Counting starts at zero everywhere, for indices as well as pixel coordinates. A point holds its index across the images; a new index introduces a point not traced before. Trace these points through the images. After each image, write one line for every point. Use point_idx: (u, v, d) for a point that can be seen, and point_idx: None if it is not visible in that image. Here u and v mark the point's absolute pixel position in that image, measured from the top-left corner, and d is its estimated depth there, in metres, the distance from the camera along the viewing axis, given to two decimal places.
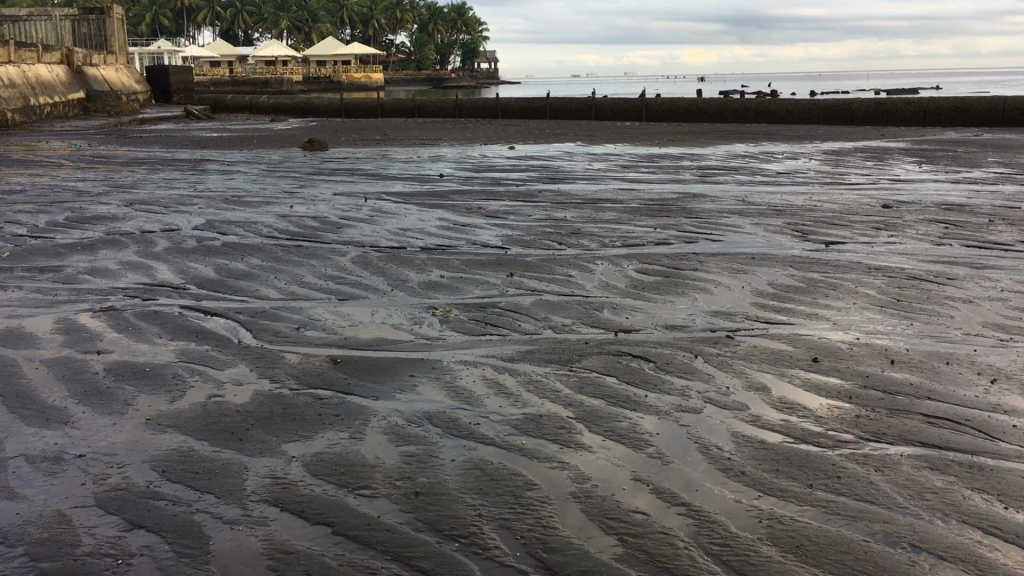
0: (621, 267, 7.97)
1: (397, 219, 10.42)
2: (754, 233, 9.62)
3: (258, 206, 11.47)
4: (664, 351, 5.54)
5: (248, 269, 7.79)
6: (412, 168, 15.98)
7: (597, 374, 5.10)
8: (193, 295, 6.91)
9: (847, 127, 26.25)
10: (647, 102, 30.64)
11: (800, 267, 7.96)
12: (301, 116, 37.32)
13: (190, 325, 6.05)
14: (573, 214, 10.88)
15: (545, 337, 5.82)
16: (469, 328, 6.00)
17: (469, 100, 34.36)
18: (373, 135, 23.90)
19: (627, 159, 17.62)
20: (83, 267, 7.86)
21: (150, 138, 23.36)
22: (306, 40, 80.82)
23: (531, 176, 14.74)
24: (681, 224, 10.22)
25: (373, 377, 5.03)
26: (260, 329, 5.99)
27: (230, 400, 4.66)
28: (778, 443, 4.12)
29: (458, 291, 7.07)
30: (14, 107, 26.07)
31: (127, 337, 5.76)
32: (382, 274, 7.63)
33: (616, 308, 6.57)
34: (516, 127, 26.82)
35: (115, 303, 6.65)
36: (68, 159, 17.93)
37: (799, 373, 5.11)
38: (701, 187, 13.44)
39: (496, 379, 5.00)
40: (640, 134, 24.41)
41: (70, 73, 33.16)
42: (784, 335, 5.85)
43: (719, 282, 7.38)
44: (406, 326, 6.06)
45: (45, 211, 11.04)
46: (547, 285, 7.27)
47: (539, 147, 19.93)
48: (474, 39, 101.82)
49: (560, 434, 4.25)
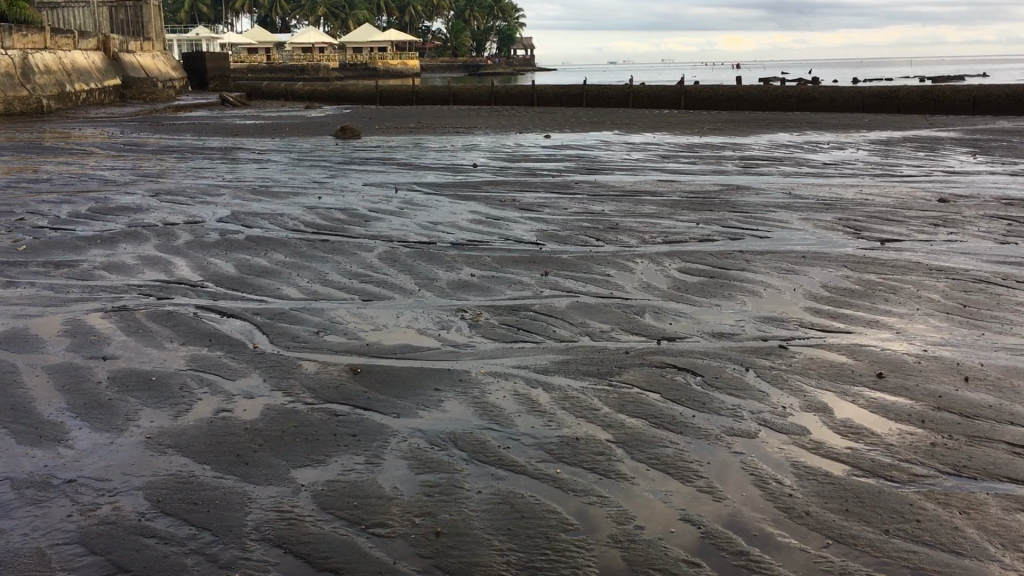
0: (663, 266, 7.50)
1: (428, 211, 10.03)
2: (804, 229, 9.10)
3: (284, 197, 11.13)
4: (712, 363, 5.07)
5: (270, 266, 7.43)
6: (445, 157, 15.57)
7: (639, 390, 4.65)
8: (210, 293, 6.55)
9: (893, 116, 25.44)
10: (686, 90, 30.02)
11: (855, 267, 7.45)
12: (335, 103, 37.04)
13: (203, 328, 5.69)
14: (611, 207, 10.41)
15: (582, 346, 5.38)
16: (499, 334, 5.58)
17: (505, 87, 33.89)
18: (407, 122, 23.59)
19: (667, 148, 17.11)
20: (99, 262, 7.55)
21: (183, 125, 23.19)
22: (343, 27, 80.76)
23: (567, 166, 14.26)
24: (726, 219, 9.73)
25: (394, 390, 4.62)
26: (277, 333, 5.62)
27: (238, 417, 4.27)
28: (845, 477, 3.67)
29: (487, 292, 6.65)
30: (49, 94, 25.92)
31: (136, 341, 5.41)
32: (409, 272, 7.24)
33: (658, 312, 6.11)
34: (554, 115, 26.28)
35: (128, 302, 6.32)
36: (99, 146, 17.75)
37: (862, 391, 4.62)
38: (745, 179, 12.89)
39: (528, 395, 4.57)
40: (679, 122, 23.81)
41: (106, 60, 33.08)
42: (844, 346, 5.36)
43: (768, 284, 6.88)
44: (432, 332, 5.65)
45: (69, 201, 10.78)
46: (584, 286, 6.83)
47: (576, 136, 19.41)
48: (510, 26, 100.92)
49: (599, 462, 3.81)
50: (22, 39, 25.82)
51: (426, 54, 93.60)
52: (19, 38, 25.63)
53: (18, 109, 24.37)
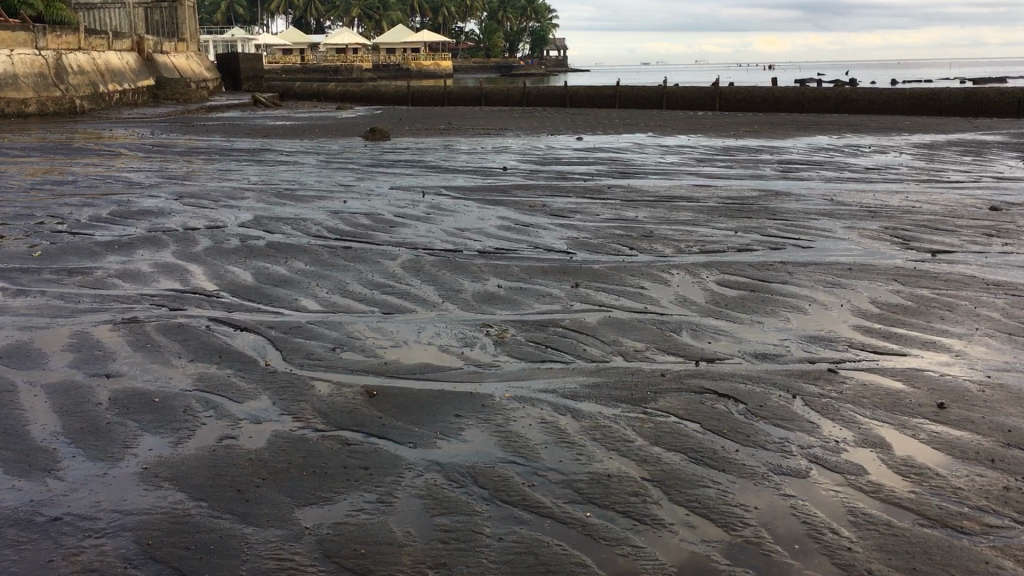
0: (700, 278, 7.11)
1: (454, 217, 9.72)
2: (848, 238, 8.66)
3: (309, 201, 10.87)
4: (755, 389, 4.68)
5: (289, 275, 7.14)
6: (474, 160, 15.24)
7: (676, 420, 4.27)
8: (224, 304, 6.27)
9: (936, 119, 24.74)
10: (721, 91, 29.48)
11: (905, 281, 7.00)
12: (367, 104, 36.89)
13: (214, 343, 5.39)
14: (644, 213, 10.03)
15: (615, 367, 5.01)
16: (526, 353, 5.24)
17: (536, 88, 33.52)
18: (437, 123, 23.29)
19: (702, 151, 16.67)
20: (114, 269, 7.30)
21: (213, 126, 23.07)
22: (376, 28, 80.83)
23: (600, 170, 13.87)
24: (765, 227, 9.31)
25: (411, 416, 4.29)
26: (291, 349, 5.31)
27: (243, 445, 3.96)
28: (910, 528, 3.29)
29: (514, 306, 6.30)
30: (83, 93, 25.97)
31: (143, 358, 5.12)
32: (434, 282, 6.92)
33: (695, 329, 5.73)
34: (586, 116, 25.87)
35: (138, 313, 6.05)
36: (127, 147, 17.64)
37: (922, 425, 4.22)
38: (785, 184, 12.43)
39: (555, 423, 4.21)
40: (714, 125, 23.28)
41: (139, 60, 33.20)
42: (898, 371, 4.94)
43: (813, 298, 6.47)
44: (454, 350, 5.32)
45: (91, 204, 10.60)
46: (616, 300, 6.46)
47: (610, 139, 19.02)
48: (543, 26, 100.38)
49: (633, 505, 3.45)
50: (56, 40, 25.94)
51: (458, 55, 93.43)
52: (52, 39, 25.70)
53: (51, 110, 24.43)
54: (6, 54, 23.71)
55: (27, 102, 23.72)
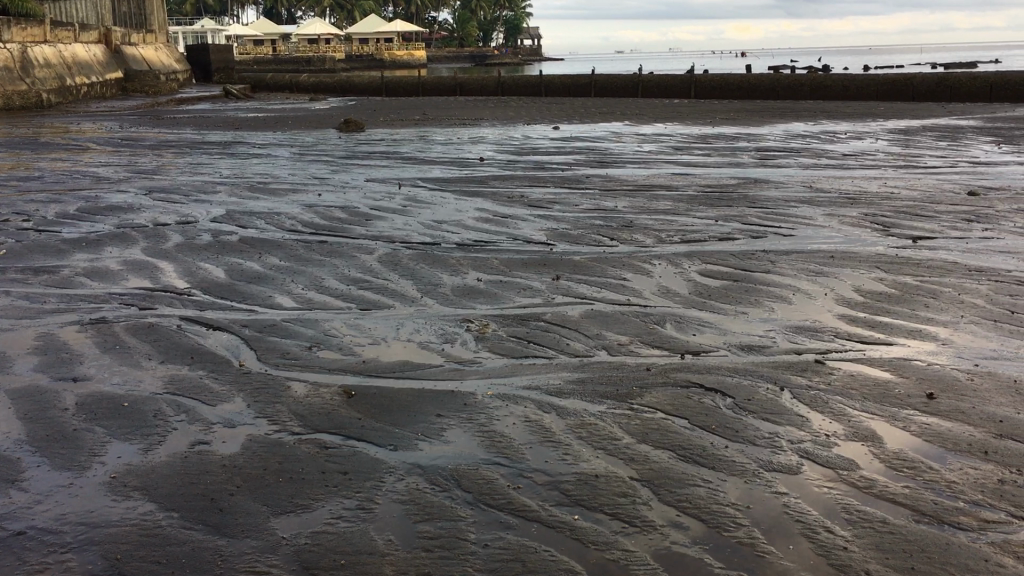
0: (683, 269, 7.01)
1: (432, 209, 9.57)
2: (829, 226, 8.60)
3: (282, 194, 10.67)
4: (743, 382, 4.58)
5: (263, 271, 6.97)
6: (451, 151, 15.07)
7: (664, 415, 4.16)
8: (196, 303, 6.10)
9: (909, 104, 24.81)
10: (696, 78, 29.42)
11: (889, 268, 6.94)
12: (340, 95, 36.53)
13: (186, 343, 5.23)
14: (623, 203, 9.92)
15: (599, 362, 4.90)
16: (507, 349, 5.12)
17: (511, 77, 33.30)
18: (412, 114, 23.06)
19: (679, 139, 16.60)
20: (81, 268, 7.10)
21: (184, 119, 22.71)
22: (349, 18, 80.17)
23: (577, 159, 13.75)
24: (746, 215, 9.24)
25: (391, 417, 4.15)
26: (266, 349, 5.16)
27: (217, 451, 3.81)
28: (905, 525, 3.20)
29: (494, 300, 6.17)
30: (50, 87, 25.50)
31: (111, 360, 4.95)
32: (411, 276, 6.78)
33: (679, 321, 5.63)
34: (562, 105, 25.72)
35: (106, 313, 5.86)
36: (96, 141, 17.33)
37: (912, 416, 4.14)
38: (763, 172, 12.37)
39: (540, 422, 4.09)
40: (690, 112, 23.21)
41: (108, 53, 32.67)
42: (886, 361, 4.86)
43: (797, 288, 6.39)
44: (434, 347, 5.19)
45: (57, 200, 10.36)
46: (598, 292, 6.35)
47: (586, 128, 18.90)
48: (517, 15, 99.94)
49: (622, 506, 3.34)
50: (21, 32, 25.43)
51: (432, 45, 92.92)
52: (18, 31, 25.21)
53: (17, 104, 23.97)
54: None
55: None
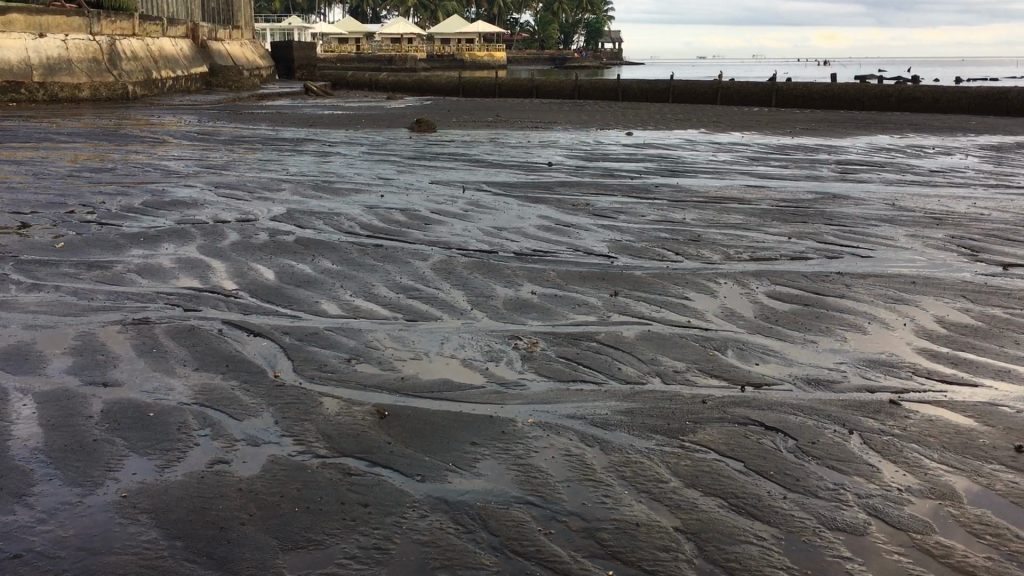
0: (749, 289, 6.61)
1: (493, 215, 9.33)
2: (912, 248, 8.08)
3: (345, 194, 10.55)
4: (807, 422, 4.20)
5: (313, 274, 6.80)
6: (520, 154, 14.83)
7: (717, 457, 3.81)
8: (241, 306, 5.95)
9: (1003, 119, 23.70)
10: (778, 87, 28.67)
11: (975, 298, 6.43)
12: (418, 94, 36.64)
13: (224, 350, 5.06)
14: (692, 215, 9.53)
15: (651, 391, 4.56)
16: (555, 372, 4.82)
17: (588, 81, 32.91)
18: (485, 115, 22.88)
19: (756, 149, 16.06)
20: (134, 264, 7.04)
21: (261, 115, 22.91)
22: (431, 18, 80.72)
23: (648, 167, 13.35)
24: (822, 233, 8.76)
25: (423, 443, 3.89)
26: (304, 359, 4.96)
27: (235, 472, 3.60)
28: None
29: (547, 316, 5.87)
30: (136, 80, 26.04)
31: (146, 365, 4.80)
32: (463, 286, 6.53)
33: (742, 348, 5.25)
34: (638, 110, 25.29)
35: (150, 314, 5.74)
36: (172, 134, 17.56)
37: (998, 473, 3.71)
38: (842, 186, 11.81)
39: (580, 457, 3.79)
40: (770, 121, 22.55)
41: (193, 47, 33.31)
42: (970, 404, 4.42)
43: (873, 317, 5.93)
44: (478, 365, 4.92)
45: (124, 193, 10.42)
46: (657, 311, 6.00)
47: (661, 135, 18.46)
48: (599, 18, 99.27)
49: (662, 563, 3.02)
50: (110, 26, 26.04)
51: (513, 46, 93.02)
52: (106, 24, 25.83)
53: (104, 95, 24.52)
54: (60, 39, 23.86)
55: (80, 87, 23.86)
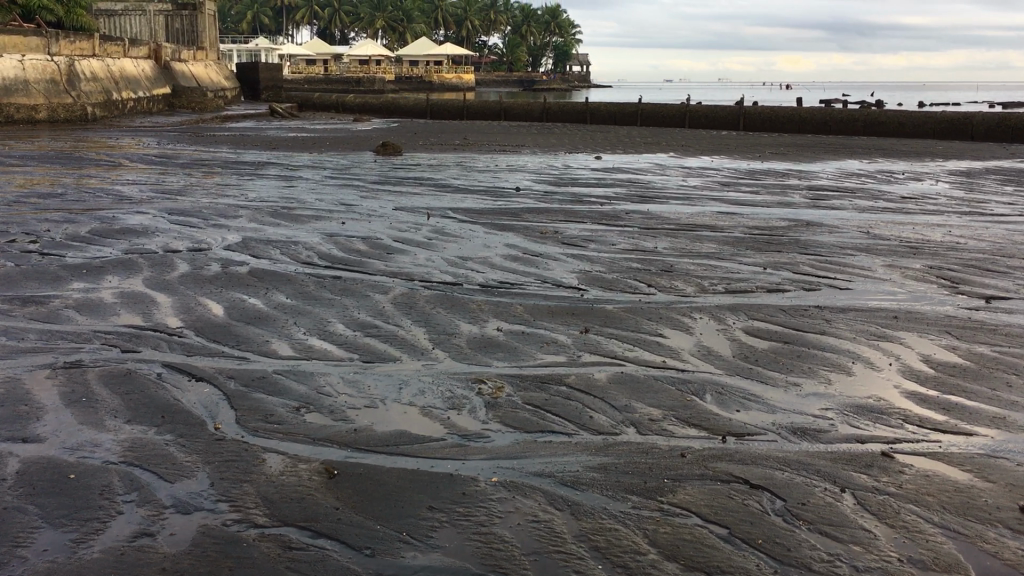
0: (726, 325, 6.30)
1: (458, 244, 8.98)
2: (891, 280, 7.84)
3: (305, 221, 10.16)
4: (795, 479, 3.87)
5: (265, 310, 6.40)
6: (487, 179, 14.52)
7: (699, 522, 3.47)
8: (185, 346, 5.54)
9: (969, 144, 23.80)
10: (746, 111, 28.67)
11: (961, 334, 6.17)
12: (385, 116, 36.30)
13: (161, 399, 4.64)
14: (664, 244, 9.24)
15: (625, 442, 4.22)
16: (523, 421, 4.45)
17: (556, 103, 32.75)
18: (452, 139, 22.54)
19: (726, 174, 15.87)
20: (73, 299, 6.59)
21: (222, 137, 22.41)
22: (400, 40, 80.54)
23: (618, 193, 13.08)
24: (798, 263, 8.50)
25: (375, 509, 3.51)
26: (249, 408, 4.56)
27: (160, 547, 3.20)
28: None
29: (513, 356, 5.51)
30: (95, 101, 25.41)
31: (73, 416, 4.38)
32: (426, 323, 6.16)
33: (721, 393, 4.91)
34: (607, 134, 25.11)
35: (84, 355, 5.31)
36: (129, 157, 17.04)
37: (1004, 539, 3.40)
38: (815, 213, 11.61)
39: (549, 524, 3.42)
40: (739, 145, 22.44)
41: (156, 68, 32.73)
42: (967, 456, 4.11)
43: (858, 356, 5.64)
44: (438, 415, 4.55)
45: (71, 220, 9.94)
46: (630, 350, 5.67)
47: (629, 159, 18.24)
48: (567, 41, 99.78)
49: None
50: (69, 46, 25.44)
51: (481, 69, 93.11)
52: (65, 45, 25.25)
53: (62, 116, 23.89)
54: (17, 59, 23.23)
55: (37, 108, 23.23)
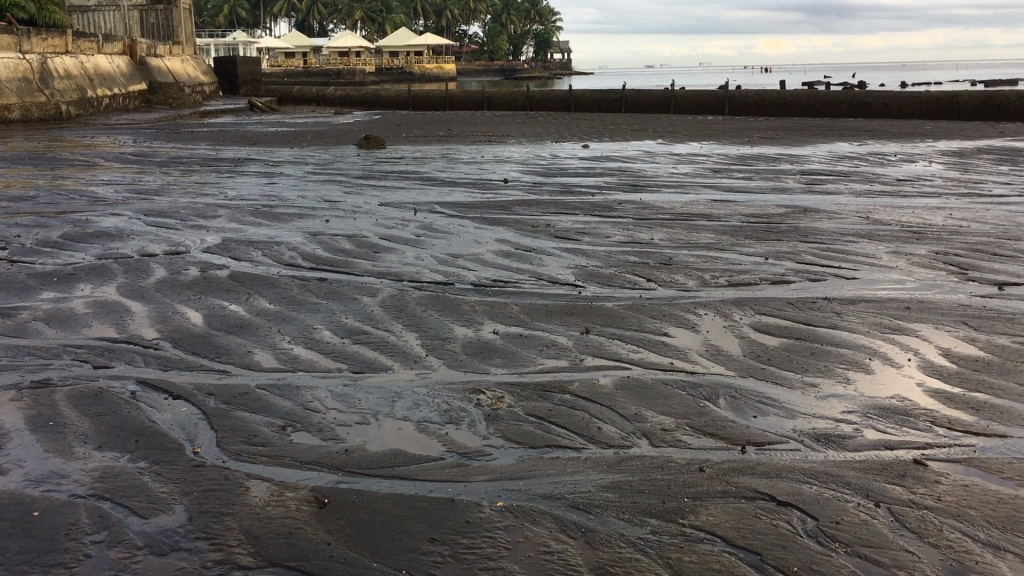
0: (733, 321, 6.01)
1: (447, 240, 8.65)
2: (897, 267, 7.57)
3: (287, 220, 9.81)
4: (825, 493, 3.57)
5: (248, 317, 6.05)
6: (473, 171, 14.17)
7: (727, 549, 3.16)
8: (162, 360, 5.19)
9: (957, 124, 23.58)
10: (731, 94, 28.37)
11: (977, 325, 5.89)
12: (366, 108, 35.81)
13: (136, 421, 4.29)
14: (661, 235, 8.93)
15: (639, 456, 3.91)
16: (528, 435, 4.14)
17: (539, 91, 32.34)
18: (436, 130, 22.17)
19: (717, 160, 15.57)
20: (43, 310, 6.22)
21: (200, 133, 21.90)
22: (379, 31, 79.81)
23: (608, 182, 12.77)
24: (800, 252, 8.22)
25: (370, 543, 3.19)
26: (231, 428, 4.22)
27: None
28: None
29: (512, 361, 5.19)
30: (69, 99, 24.87)
31: (39, 442, 4.03)
32: (418, 327, 5.83)
33: (735, 397, 4.61)
34: (592, 121, 24.76)
35: (53, 374, 4.95)
36: (103, 157, 16.56)
37: None
38: (811, 198, 11.32)
39: (563, 556, 3.11)
40: (726, 130, 22.15)
41: (132, 64, 32.11)
42: (1006, 463, 3.82)
43: (875, 352, 5.35)
44: (435, 430, 4.23)
45: (42, 224, 9.52)
46: (634, 351, 5.37)
47: (617, 146, 17.91)
48: (547, 29, 99.28)
49: None
50: (42, 43, 24.88)
51: (462, 58, 92.41)
52: (38, 42, 24.71)
53: (35, 116, 23.37)
54: None
55: (10, 108, 22.67)
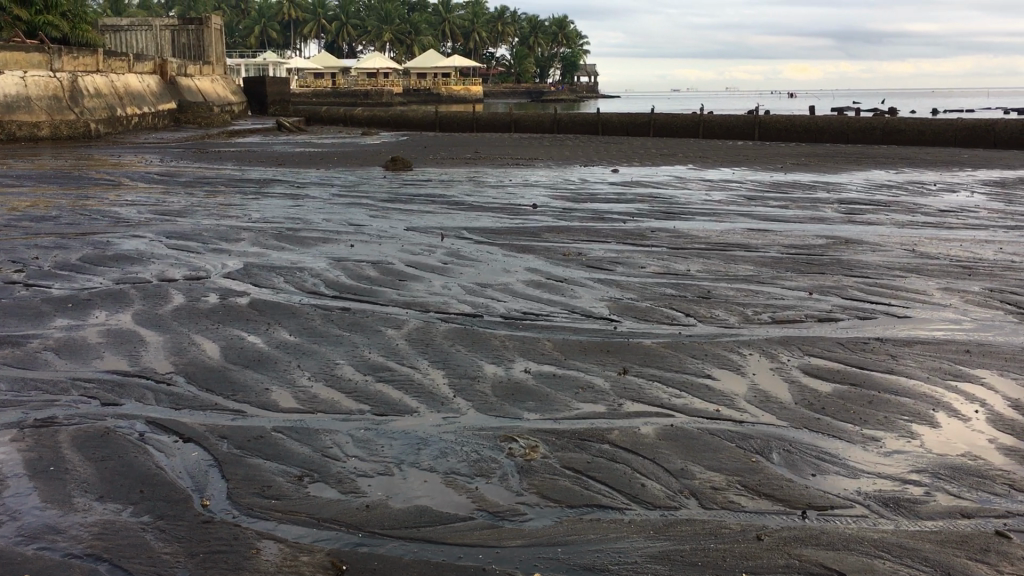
0: (780, 363, 5.63)
1: (475, 268, 8.33)
2: (950, 305, 7.16)
3: (311, 244, 9.54)
4: (900, 571, 3.19)
5: (266, 350, 5.74)
6: (501, 195, 13.87)
7: None
8: (176, 397, 4.89)
9: (996, 153, 23.03)
10: (762, 120, 27.97)
11: None
12: (393, 129, 35.74)
13: (141, 467, 3.97)
14: (697, 266, 8.57)
15: (689, 521, 3.54)
16: (566, 492, 3.79)
17: (567, 114, 32.07)
18: (463, 152, 21.96)
19: (750, 187, 15.18)
20: (54, 339, 5.95)
21: (227, 153, 21.77)
22: (408, 52, 80.14)
23: (640, 208, 12.42)
24: (845, 286, 7.82)
25: None
26: (243, 477, 3.90)
27: None
28: None
29: (546, 405, 4.85)
30: (99, 117, 24.84)
31: (36, 491, 3.72)
32: (445, 364, 5.50)
33: (790, 452, 4.23)
34: (620, 145, 24.46)
35: (58, 411, 4.65)
36: (129, 176, 16.43)
37: None
38: (852, 229, 10.91)
39: None
40: (758, 156, 21.77)
41: (162, 83, 32.24)
42: None
43: (937, 401, 4.95)
44: (465, 483, 3.89)
45: (62, 246, 9.30)
46: (677, 396, 5.00)
47: (647, 171, 17.58)
48: (575, 53, 99.40)
49: None
50: (72, 61, 24.97)
51: (490, 81, 92.61)
52: (69, 60, 24.82)
53: (64, 134, 23.32)
54: (19, 75, 22.79)
55: (39, 125, 22.68)
